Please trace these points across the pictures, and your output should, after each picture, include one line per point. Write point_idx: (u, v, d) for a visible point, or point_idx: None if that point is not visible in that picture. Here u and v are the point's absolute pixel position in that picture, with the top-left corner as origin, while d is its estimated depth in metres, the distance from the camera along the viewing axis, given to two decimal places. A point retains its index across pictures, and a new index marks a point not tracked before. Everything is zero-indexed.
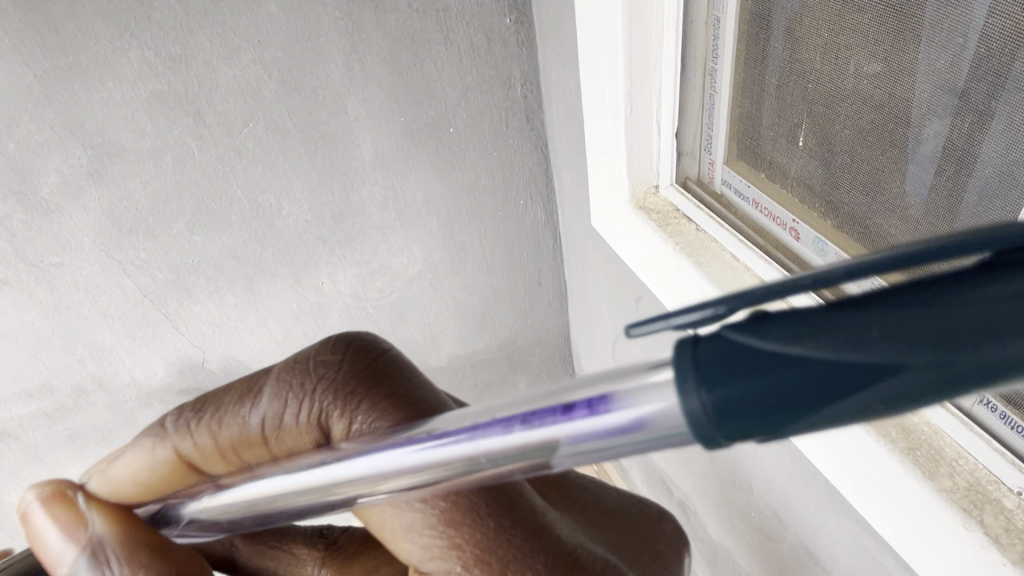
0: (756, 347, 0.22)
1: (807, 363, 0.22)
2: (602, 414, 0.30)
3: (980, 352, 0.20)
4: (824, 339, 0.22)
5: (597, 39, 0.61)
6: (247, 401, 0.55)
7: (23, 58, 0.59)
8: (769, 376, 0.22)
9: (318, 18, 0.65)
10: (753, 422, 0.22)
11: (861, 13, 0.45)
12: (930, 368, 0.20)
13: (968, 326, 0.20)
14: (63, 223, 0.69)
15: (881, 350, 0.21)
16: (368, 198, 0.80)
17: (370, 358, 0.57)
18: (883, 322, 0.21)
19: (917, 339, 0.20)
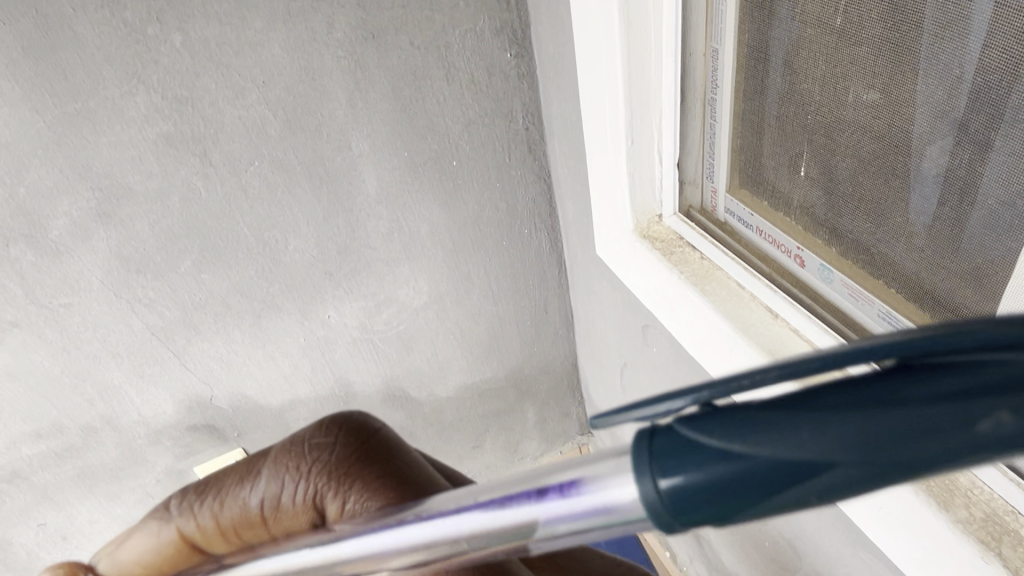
0: (702, 442, 0.23)
1: (749, 459, 0.22)
2: (570, 499, 0.30)
3: (899, 453, 0.21)
4: (764, 435, 0.22)
5: (598, 72, 0.62)
6: (247, 482, 0.56)
7: (32, 105, 0.60)
8: (714, 470, 0.23)
9: (321, 57, 0.66)
10: (703, 510, 0.23)
11: (857, 45, 0.45)
12: (859, 465, 0.21)
13: (890, 428, 0.21)
14: (72, 265, 0.70)
15: (814, 447, 0.22)
16: (373, 231, 0.81)
17: (364, 438, 0.58)
18: (815, 421, 0.22)
19: (845, 439, 0.21)
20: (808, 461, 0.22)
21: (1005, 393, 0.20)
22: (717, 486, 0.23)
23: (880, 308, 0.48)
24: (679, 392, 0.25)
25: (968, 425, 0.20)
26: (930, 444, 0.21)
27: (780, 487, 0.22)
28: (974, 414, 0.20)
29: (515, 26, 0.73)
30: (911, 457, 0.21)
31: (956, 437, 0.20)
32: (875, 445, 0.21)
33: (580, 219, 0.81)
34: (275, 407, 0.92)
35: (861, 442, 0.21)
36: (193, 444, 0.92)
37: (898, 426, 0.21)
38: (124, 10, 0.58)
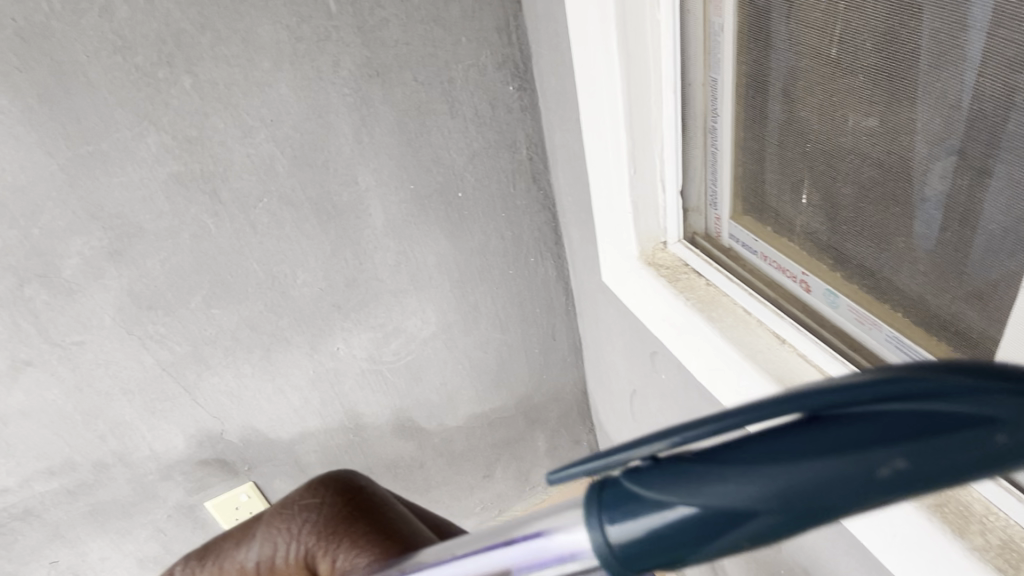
0: (641, 495, 0.25)
1: (681, 511, 0.24)
2: (538, 552, 0.29)
3: (816, 504, 0.22)
4: (695, 486, 0.24)
5: (598, 104, 0.63)
6: (244, 543, 0.57)
7: (47, 149, 0.61)
8: (654, 522, 0.24)
9: (327, 95, 0.68)
10: (650, 557, 0.25)
11: (854, 75, 0.45)
12: (780, 513, 0.22)
13: (803, 482, 0.22)
14: (85, 303, 0.71)
15: (739, 499, 0.23)
16: (381, 263, 0.81)
17: (350, 498, 0.58)
18: (739, 472, 0.23)
19: (764, 489, 0.22)
20: (732, 510, 0.23)
21: (899, 441, 0.21)
22: (660, 535, 0.24)
23: (888, 332, 0.48)
24: (618, 448, 0.26)
25: (861, 473, 0.21)
26: (837, 491, 0.21)
27: (713, 535, 0.23)
28: (873, 460, 0.21)
29: (517, 60, 0.74)
30: (823, 504, 0.22)
31: (858, 484, 0.21)
32: (790, 493, 0.22)
33: (585, 247, 0.82)
34: (285, 440, 0.92)
35: (777, 492, 0.22)
36: (205, 479, 0.92)
37: (807, 474, 0.22)
38: (136, 55, 0.59)
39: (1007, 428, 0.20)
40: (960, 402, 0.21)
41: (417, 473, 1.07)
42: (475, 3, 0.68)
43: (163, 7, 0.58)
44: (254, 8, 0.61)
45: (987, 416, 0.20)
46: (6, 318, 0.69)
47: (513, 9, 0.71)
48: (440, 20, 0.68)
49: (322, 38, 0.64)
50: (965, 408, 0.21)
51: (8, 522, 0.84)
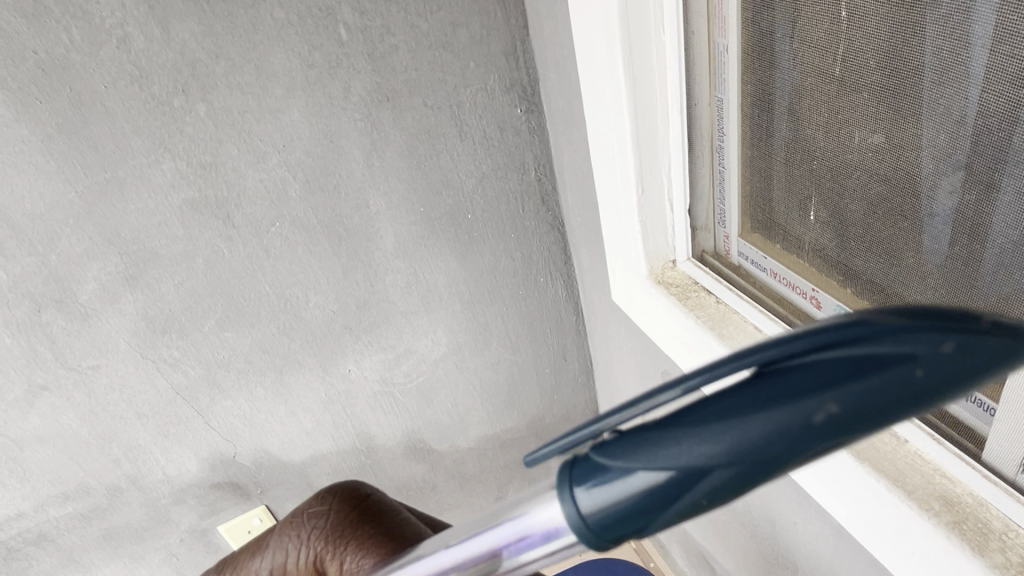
0: (605, 465, 0.26)
1: (643, 475, 0.25)
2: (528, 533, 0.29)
3: (765, 454, 0.23)
4: (652, 449, 0.25)
5: (606, 125, 0.63)
6: (258, 554, 0.59)
7: (65, 176, 0.63)
8: (619, 489, 0.25)
9: (339, 120, 0.69)
10: (620, 525, 0.26)
11: (858, 92, 0.46)
12: (734, 467, 0.24)
13: (750, 434, 0.23)
14: (100, 327, 0.72)
15: (694, 459, 0.24)
16: (391, 285, 0.82)
17: (356, 501, 0.59)
18: (690, 431, 0.24)
19: (714, 444, 0.24)
20: (687, 469, 0.24)
21: (823, 387, 0.23)
22: (625, 500, 0.25)
23: None
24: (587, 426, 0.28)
25: (801, 419, 0.23)
26: (780, 439, 0.23)
27: (673, 495, 0.25)
28: (808, 405, 0.23)
29: (524, 83, 0.75)
30: (770, 453, 0.23)
31: (799, 430, 0.23)
32: (738, 445, 0.23)
33: (594, 267, 0.82)
34: (297, 463, 0.92)
35: (725, 447, 0.24)
36: (217, 503, 0.92)
37: (753, 425, 0.23)
38: (152, 85, 0.61)
39: (923, 359, 0.22)
40: (881, 342, 0.22)
41: (428, 496, 1.07)
42: (482, 29, 0.70)
43: (179, 37, 0.60)
44: (267, 36, 0.62)
45: (905, 351, 0.22)
46: (23, 343, 0.70)
47: (520, 34, 0.72)
48: (448, 46, 0.69)
49: (334, 65, 0.66)
50: (885, 347, 0.22)
51: (22, 548, 0.84)
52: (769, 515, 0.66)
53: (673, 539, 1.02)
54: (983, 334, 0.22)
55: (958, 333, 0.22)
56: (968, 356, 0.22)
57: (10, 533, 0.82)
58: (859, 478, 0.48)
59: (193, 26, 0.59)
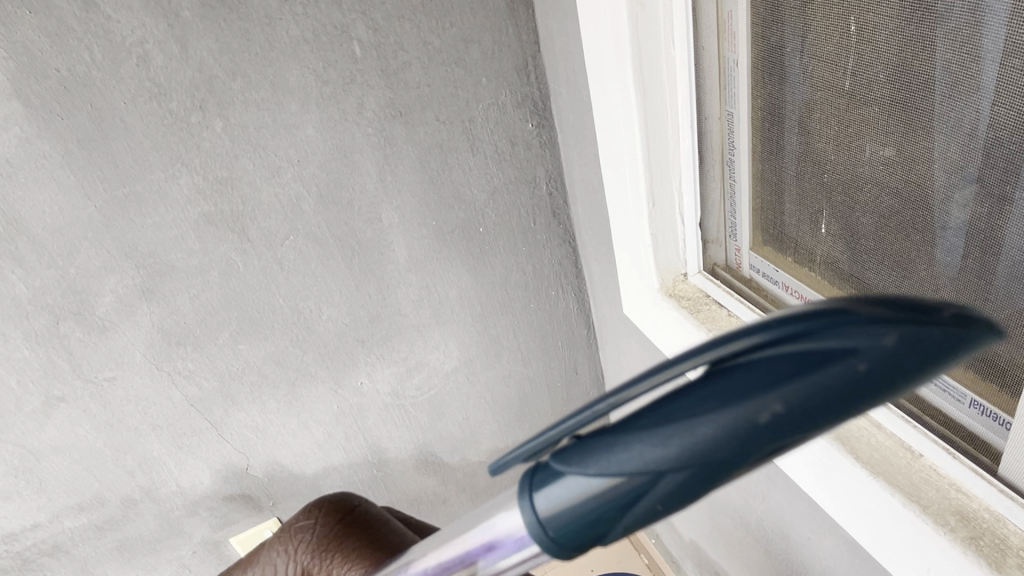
0: (562, 470, 0.25)
1: (597, 479, 0.24)
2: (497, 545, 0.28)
3: (717, 455, 0.22)
4: (605, 454, 0.24)
5: (617, 139, 0.64)
6: (248, 568, 0.60)
7: (85, 191, 0.64)
8: (575, 494, 0.24)
9: (352, 135, 0.70)
10: (578, 532, 0.25)
11: (869, 106, 0.46)
12: (686, 471, 0.23)
13: (698, 436, 0.22)
14: (117, 340, 0.73)
15: (645, 462, 0.23)
16: (403, 298, 0.82)
17: (342, 514, 0.59)
18: (641, 435, 0.23)
19: (663, 448, 0.23)
20: (637, 474, 0.23)
21: (773, 384, 0.21)
22: (580, 508, 0.24)
23: None
24: (547, 430, 0.27)
25: (751, 419, 0.22)
26: (729, 441, 0.22)
27: (627, 501, 0.24)
28: (754, 405, 0.21)
29: (536, 98, 0.76)
30: (718, 456, 0.22)
31: (749, 430, 0.22)
32: (686, 449, 0.22)
33: (605, 280, 0.83)
34: (309, 476, 0.93)
35: (676, 449, 0.22)
36: (230, 515, 0.92)
37: (701, 429, 0.22)
38: (170, 101, 0.62)
39: (870, 352, 0.21)
40: (827, 337, 0.21)
41: (440, 509, 1.06)
42: (494, 45, 0.71)
43: (197, 55, 0.61)
44: (283, 53, 0.63)
45: (850, 344, 0.21)
46: (41, 355, 0.71)
47: (531, 49, 0.73)
48: (461, 62, 0.70)
49: (348, 81, 0.67)
50: (834, 342, 0.21)
51: (36, 559, 0.85)
52: (782, 531, 0.66)
53: (685, 554, 1.01)
54: (928, 324, 0.21)
55: (905, 324, 0.21)
56: (915, 349, 0.21)
57: (25, 544, 0.83)
58: (874, 493, 0.47)
59: (210, 44, 0.61)
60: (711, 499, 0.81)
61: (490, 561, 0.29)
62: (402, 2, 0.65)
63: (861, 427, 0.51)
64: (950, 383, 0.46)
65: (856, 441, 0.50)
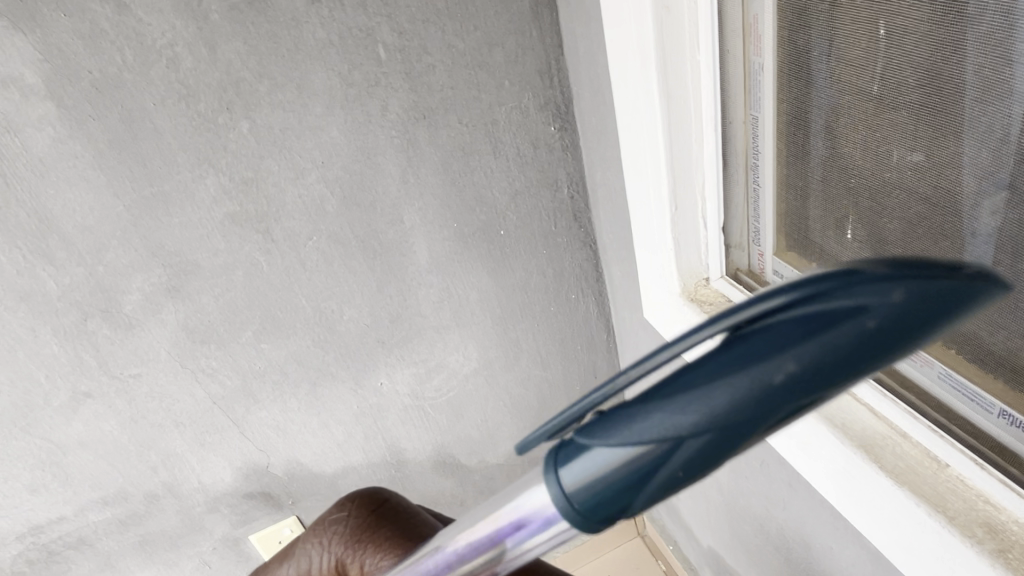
0: (586, 443, 0.26)
1: (622, 450, 0.25)
2: (527, 524, 0.28)
3: (735, 418, 0.23)
4: (628, 426, 0.25)
5: (640, 142, 0.64)
6: (283, 562, 0.61)
7: (114, 190, 0.65)
8: (600, 466, 0.25)
9: (376, 137, 0.70)
10: (606, 503, 0.26)
11: (897, 111, 0.45)
12: (706, 436, 0.23)
13: (717, 401, 0.23)
14: (143, 337, 0.74)
15: (667, 430, 0.24)
16: (424, 300, 0.83)
17: (373, 507, 0.59)
18: (661, 405, 0.24)
19: (683, 415, 0.23)
20: (659, 443, 0.24)
21: (785, 348, 0.22)
22: (606, 478, 0.25)
23: (940, 369, 0.49)
24: (570, 407, 0.27)
25: (765, 383, 0.22)
26: (747, 405, 0.23)
27: (651, 467, 0.24)
28: (767, 368, 0.22)
29: (558, 101, 0.76)
30: (737, 420, 0.23)
31: (764, 394, 0.22)
32: (706, 416, 0.23)
33: (626, 284, 0.82)
34: (328, 475, 0.93)
35: (696, 417, 0.23)
36: (250, 512, 0.93)
37: (719, 395, 0.23)
38: (199, 102, 0.63)
39: (877, 308, 0.21)
40: (835, 297, 0.21)
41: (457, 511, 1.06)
42: (518, 48, 0.71)
43: (225, 57, 0.62)
44: (309, 56, 0.64)
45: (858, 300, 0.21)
46: (70, 351, 0.72)
47: (555, 53, 0.73)
48: (484, 65, 0.70)
49: (372, 84, 0.67)
50: (843, 301, 0.21)
51: (61, 551, 0.86)
52: (804, 539, 0.65)
53: (704, 561, 1.00)
54: (939, 276, 0.21)
55: (913, 279, 0.21)
56: (923, 302, 0.21)
57: (50, 537, 0.84)
58: (899, 504, 0.46)
59: (238, 47, 0.62)
60: (731, 506, 0.80)
61: (517, 541, 0.30)
62: (427, 6, 0.65)
63: (885, 435, 0.50)
64: (980, 394, 0.46)
65: (881, 451, 0.49)
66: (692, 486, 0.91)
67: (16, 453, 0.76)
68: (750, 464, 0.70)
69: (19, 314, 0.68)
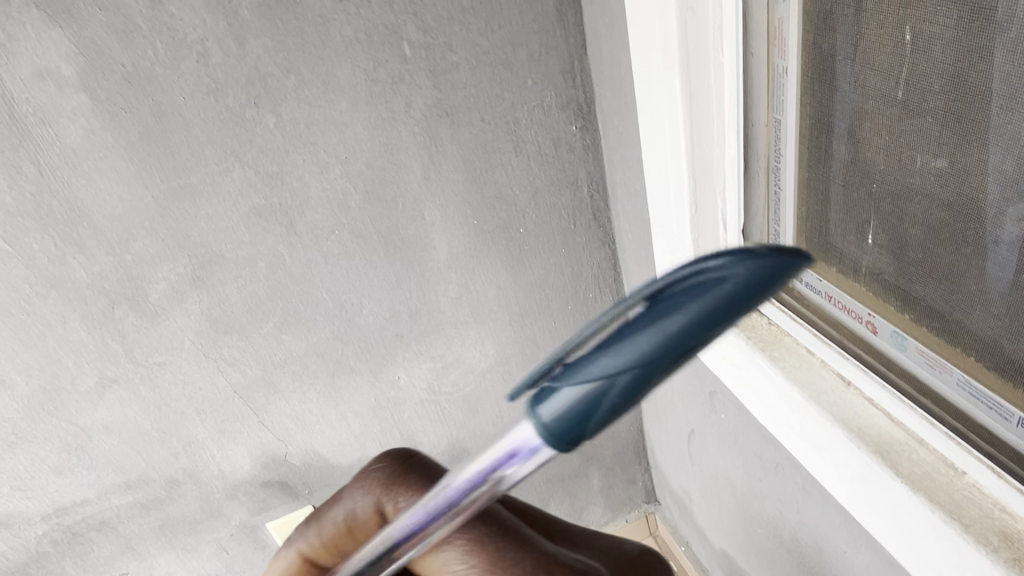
0: (549, 390, 0.28)
1: (578, 392, 0.26)
2: (527, 454, 0.31)
3: (651, 363, 0.25)
4: (574, 373, 0.26)
5: (663, 144, 0.64)
6: (337, 501, 0.58)
7: (144, 181, 0.66)
8: (561, 408, 0.27)
9: (399, 134, 0.71)
10: (573, 433, 0.28)
11: (921, 117, 0.45)
12: (635, 378, 0.25)
13: (634, 349, 0.25)
14: (167, 326, 0.75)
15: (598, 374, 0.25)
16: (443, 295, 0.84)
17: (405, 456, 0.60)
18: (598, 353, 0.26)
19: (613, 362, 0.25)
20: (596, 385, 0.26)
21: (683, 304, 0.24)
22: (568, 414, 0.27)
23: (959, 377, 0.48)
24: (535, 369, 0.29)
25: (669, 331, 0.24)
26: (661, 350, 0.24)
27: (595, 405, 0.26)
28: (669, 321, 0.24)
29: (581, 101, 0.76)
30: (657, 362, 0.25)
31: (671, 341, 0.24)
32: (632, 360, 0.25)
33: (644, 284, 0.83)
34: (344, 466, 0.94)
35: (621, 362, 0.25)
36: (267, 500, 0.94)
37: (637, 344, 0.24)
38: (227, 97, 0.64)
39: (740, 271, 0.23)
40: (718, 260, 0.23)
41: None
42: (541, 47, 0.71)
43: (254, 52, 0.63)
44: (336, 52, 0.65)
45: (728, 259, 0.23)
46: (97, 338, 0.74)
47: (578, 52, 0.73)
48: (508, 63, 0.71)
49: (397, 81, 0.68)
50: (723, 263, 0.23)
51: (85, 533, 0.88)
52: (816, 543, 0.65)
53: (715, 562, 1.00)
54: (786, 254, 0.23)
55: (765, 254, 0.23)
56: (781, 265, 0.23)
57: (74, 519, 0.86)
58: (914, 509, 0.46)
59: (266, 42, 0.63)
60: (744, 508, 0.80)
61: (513, 466, 0.32)
62: (452, 4, 0.66)
63: (903, 442, 0.50)
64: (999, 402, 0.45)
65: (897, 456, 0.49)
66: (705, 487, 0.91)
67: (43, 436, 0.78)
68: (764, 467, 0.70)
69: (50, 301, 0.70)
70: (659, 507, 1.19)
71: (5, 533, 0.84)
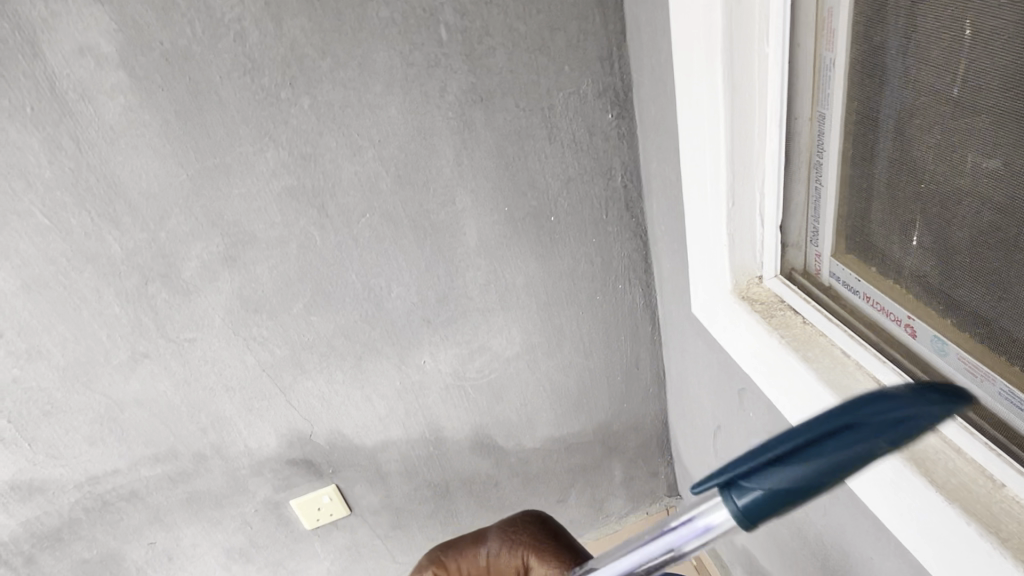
0: (742, 481, 0.33)
1: (767, 486, 0.32)
2: (690, 524, 0.37)
3: (849, 472, 0.31)
4: (771, 469, 0.32)
5: (701, 134, 0.62)
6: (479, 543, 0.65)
7: (179, 160, 0.67)
8: (751, 495, 0.33)
9: (433, 118, 0.71)
10: (762, 519, 0.33)
11: (976, 116, 0.43)
12: (830, 480, 0.31)
13: (842, 457, 0.30)
14: (199, 303, 0.76)
15: (795, 471, 0.31)
16: (471, 281, 0.83)
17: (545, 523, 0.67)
18: (791, 457, 0.31)
19: (807, 464, 0.31)
20: (792, 483, 0.31)
21: (882, 427, 0.30)
22: (758, 505, 0.33)
23: (1001, 386, 0.47)
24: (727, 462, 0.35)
25: (870, 446, 0.30)
26: (854, 463, 0.31)
27: (783, 500, 0.32)
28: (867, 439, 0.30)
29: (618, 89, 0.75)
30: (852, 468, 0.31)
31: (866, 454, 0.30)
32: (826, 465, 0.31)
33: (675, 277, 0.81)
34: (368, 447, 0.95)
35: (825, 465, 0.31)
36: (291, 478, 0.95)
37: (835, 453, 0.31)
38: (263, 76, 0.64)
39: (929, 409, 0.30)
40: (912, 402, 0.30)
41: (491, 492, 1.07)
42: (580, 33, 0.70)
43: (290, 32, 0.63)
44: (373, 34, 0.64)
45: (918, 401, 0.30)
46: (130, 312, 0.75)
47: (617, 39, 0.72)
48: (545, 49, 0.70)
49: (432, 65, 0.67)
50: (912, 404, 0.30)
51: (115, 502, 0.89)
52: (842, 547, 0.64)
53: (736, 560, 1.00)
54: (958, 399, 0.30)
55: (944, 398, 0.30)
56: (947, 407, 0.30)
57: (105, 488, 0.88)
58: (951, 522, 0.45)
59: (303, 23, 0.62)
60: None
61: (683, 541, 0.38)
62: None
63: (938, 449, 0.49)
64: None
65: (932, 463, 0.48)
66: None
67: (77, 406, 0.80)
68: None
69: (86, 275, 0.71)
70: (679, 501, 1.19)
71: (39, 500, 0.86)
